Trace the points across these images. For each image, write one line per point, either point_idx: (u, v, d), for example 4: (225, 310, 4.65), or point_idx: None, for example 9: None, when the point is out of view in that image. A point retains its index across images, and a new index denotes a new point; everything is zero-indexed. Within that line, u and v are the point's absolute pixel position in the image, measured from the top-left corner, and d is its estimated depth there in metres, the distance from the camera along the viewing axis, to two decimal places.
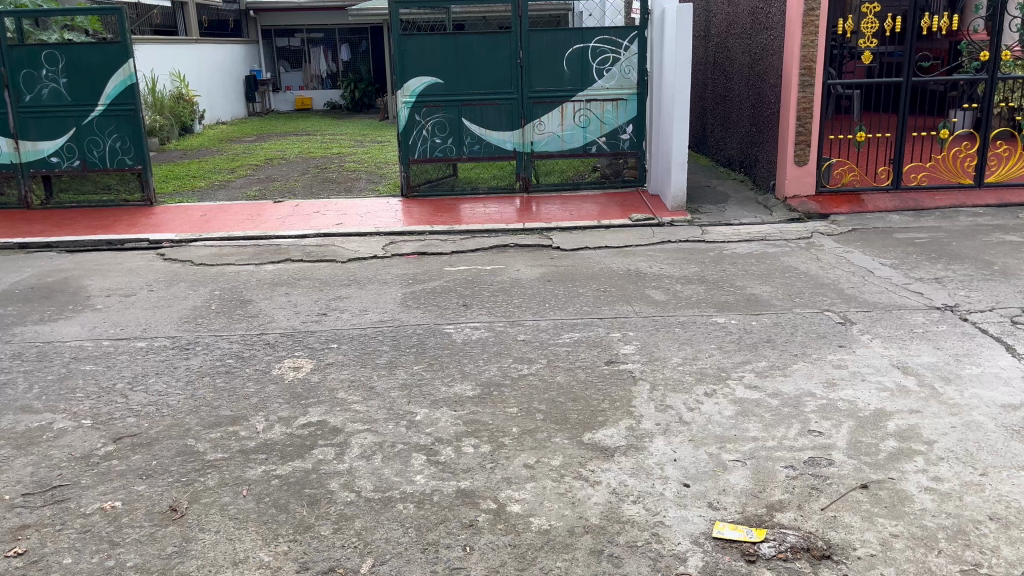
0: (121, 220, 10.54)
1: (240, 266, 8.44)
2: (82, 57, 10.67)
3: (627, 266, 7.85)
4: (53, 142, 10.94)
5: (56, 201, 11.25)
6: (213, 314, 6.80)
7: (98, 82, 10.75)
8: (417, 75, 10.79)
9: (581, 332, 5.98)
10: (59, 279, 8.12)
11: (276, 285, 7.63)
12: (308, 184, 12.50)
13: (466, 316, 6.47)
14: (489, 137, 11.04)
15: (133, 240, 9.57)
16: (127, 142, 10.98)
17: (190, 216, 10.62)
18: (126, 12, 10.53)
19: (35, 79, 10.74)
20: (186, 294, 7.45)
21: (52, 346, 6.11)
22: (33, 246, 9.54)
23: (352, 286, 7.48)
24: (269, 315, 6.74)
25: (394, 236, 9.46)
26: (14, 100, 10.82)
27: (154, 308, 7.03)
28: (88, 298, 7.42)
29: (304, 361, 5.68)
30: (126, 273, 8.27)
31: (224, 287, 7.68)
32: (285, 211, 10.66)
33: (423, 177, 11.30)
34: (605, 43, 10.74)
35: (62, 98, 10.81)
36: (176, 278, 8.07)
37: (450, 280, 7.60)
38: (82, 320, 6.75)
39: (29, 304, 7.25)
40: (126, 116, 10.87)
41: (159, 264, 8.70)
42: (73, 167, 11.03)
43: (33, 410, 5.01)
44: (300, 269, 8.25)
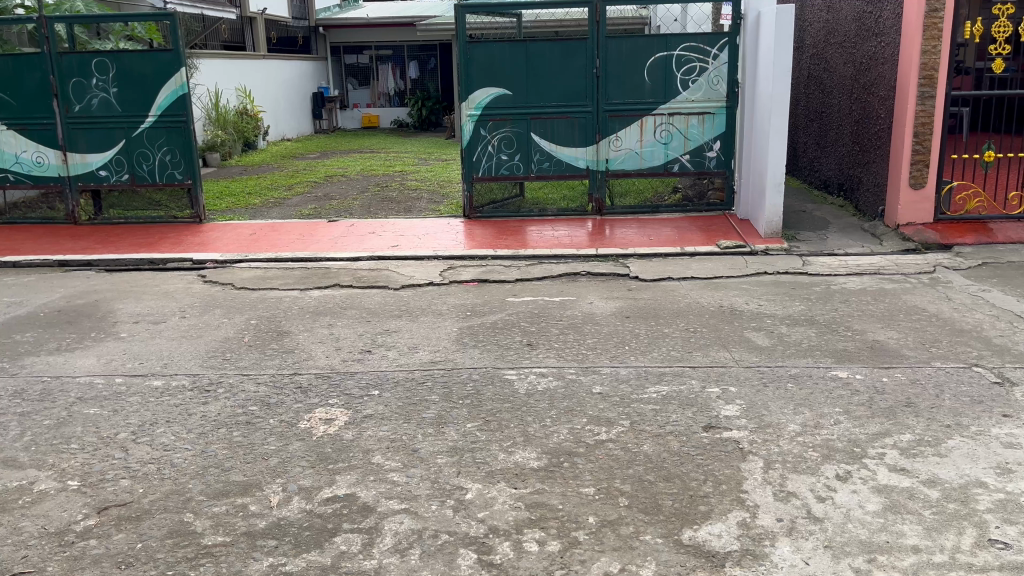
0: (167, 238, 9.95)
1: (283, 291, 7.65)
2: (133, 65, 10.19)
3: (718, 303, 6.76)
4: (102, 155, 10.48)
5: (104, 217, 10.76)
6: (244, 349, 5.98)
7: (150, 92, 10.25)
8: (484, 85, 9.93)
9: (670, 385, 4.93)
10: (89, 302, 7.46)
11: (319, 314, 6.79)
12: (366, 203, 11.76)
13: (532, 358, 5.49)
14: (560, 153, 10.10)
15: (176, 260, 8.93)
16: (177, 155, 10.43)
17: (240, 234, 9.95)
18: (180, 18, 10.03)
19: (85, 89, 10.30)
20: (220, 323, 6.68)
21: (60, 382, 5.36)
22: (73, 263, 8.99)
23: (403, 318, 6.59)
24: (306, 351, 5.88)
25: (453, 261, 8.55)
26: (63, 111, 10.38)
27: (182, 340, 6.25)
28: (114, 325, 6.70)
29: (338, 411, 4.78)
30: (162, 297, 7.57)
31: (263, 315, 6.88)
32: (339, 231, 9.90)
33: (487, 197, 10.37)
34: (691, 51, 9.73)
35: (112, 109, 10.34)
36: (213, 303, 7.31)
37: (514, 313, 6.64)
38: (101, 351, 6.02)
39: (50, 330, 6.58)
40: (177, 128, 10.33)
41: (198, 286, 7.99)
42: (122, 181, 10.54)
43: (16, 464, 4.21)
44: (348, 295, 7.42)
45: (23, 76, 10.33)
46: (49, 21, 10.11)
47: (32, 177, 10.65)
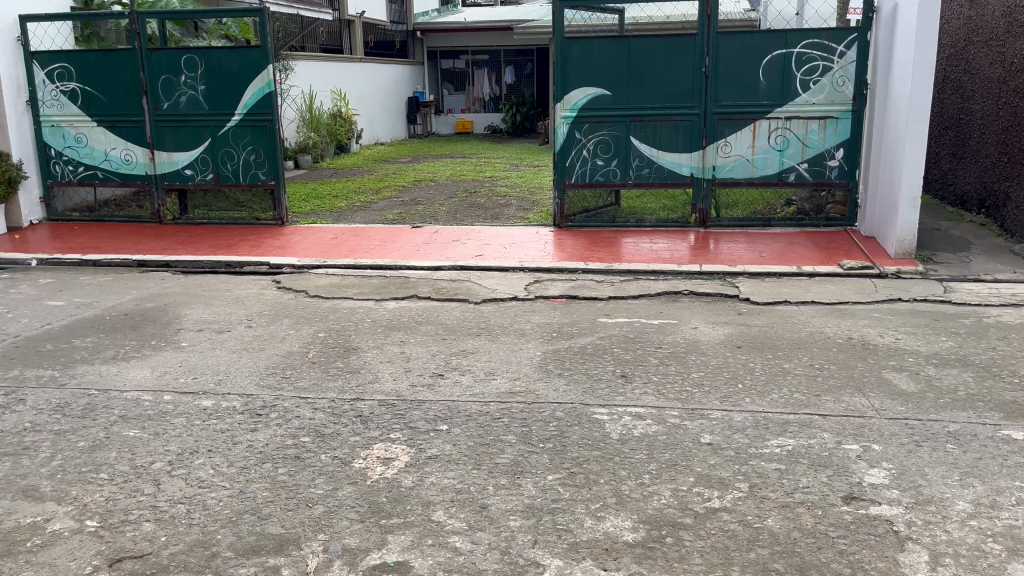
0: (247, 240, 9.61)
1: (357, 301, 7.08)
2: (221, 62, 9.93)
3: (846, 334, 5.80)
4: (188, 153, 10.27)
5: (189, 217, 10.56)
6: (306, 366, 5.39)
7: (237, 90, 9.96)
8: (581, 85, 9.18)
9: (797, 439, 4.06)
10: (157, 306, 7.08)
11: (391, 329, 6.18)
12: (453, 209, 11.19)
13: (626, 395, 4.69)
14: (661, 159, 9.24)
15: (252, 263, 8.53)
16: (261, 155, 10.11)
17: (321, 238, 9.51)
18: (269, 13, 9.72)
19: (174, 86, 10.10)
20: (285, 334, 6.13)
21: (106, 397, 4.88)
22: (151, 264, 8.73)
23: (482, 338, 5.90)
24: (372, 371, 5.25)
25: (541, 274, 7.84)
26: (151, 108, 10.21)
27: (242, 353, 5.72)
28: (177, 332, 6.26)
29: (399, 449, 4.11)
30: (231, 303, 7.12)
31: (333, 327, 6.31)
32: (421, 237, 9.33)
33: (580, 205, 9.59)
34: (814, 48, 8.73)
35: (199, 106, 10.10)
36: (282, 312, 6.80)
37: (606, 337, 5.85)
38: (157, 362, 5.54)
39: (111, 336, 6.18)
40: (262, 127, 10.00)
41: (271, 293, 7.53)
42: (207, 181, 10.31)
43: (36, 495, 3.70)
44: (425, 309, 6.79)
45: (115, 72, 10.20)
46: (141, 17, 9.94)
47: (120, 175, 10.51)
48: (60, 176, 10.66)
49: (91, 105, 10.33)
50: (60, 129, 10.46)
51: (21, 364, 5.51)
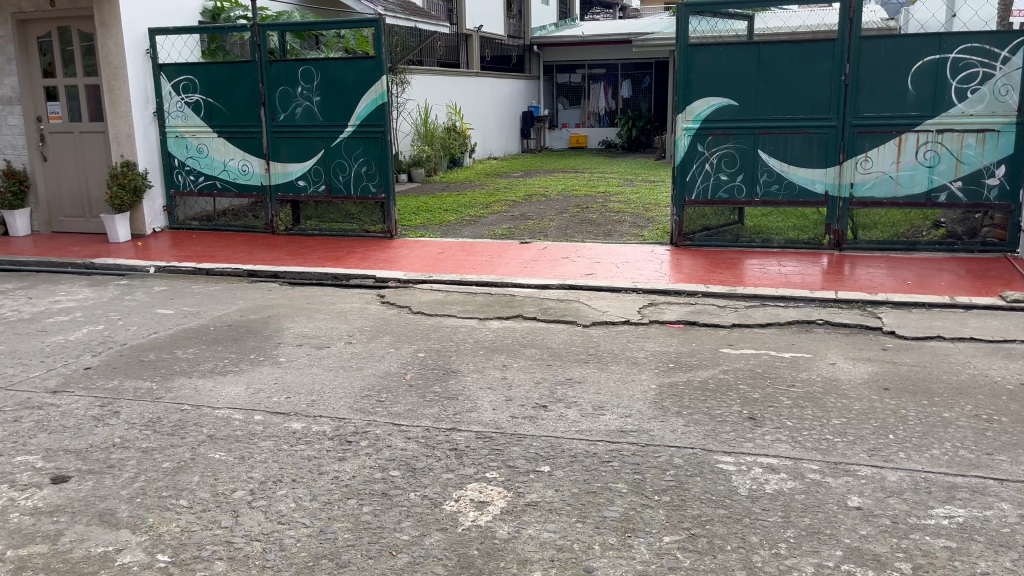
0: (355, 252, 9.49)
1: (460, 320, 6.73)
2: (337, 73, 9.90)
3: (1017, 379, 4.97)
4: (302, 165, 10.29)
5: (301, 228, 10.61)
6: (403, 389, 5.04)
7: (351, 101, 9.90)
8: (705, 94, 8.59)
9: (969, 509, 3.38)
10: (261, 317, 6.97)
11: (493, 352, 5.77)
12: (564, 224, 10.77)
13: (755, 442, 4.10)
14: (792, 175, 8.50)
15: (358, 276, 8.37)
16: (372, 167, 9.99)
17: (428, 252, 9.27)
18: (384, 23, 9.62)
19: (291, 97, 10.16)
20: (384, 353, 5.82)
21: (198, 414, 4.68)
22: (260, 274, 8.72)
23: (590, 366, 5.40)
24: (471, 399, 4.83)
25: (656, 296, 7.28)
26: (269, 119, 10.31)
27: (338, 371, 5.44)
28: (276, 346, 6.07)
29: (494, 492, 3.68)
30: (334, 317, 6.92)
31: (433, 346, 5.97)
32: (530, 254, 8.94)
33: (700, 223, 8.97)
34: (973, 54, 7.85)
35: (314, 118, 10.10)
36: (383, 329, 6.50)
37: (730, 371, 5.24)
38: (252, 377, 5.34)
39: (212, 347, 6.06)
40: (374, 139, 9.89)
41: (374, 307, 7.29)
42: (319, 192, 10.30)
43: (111, 521, 3.48)
44: (531, 330, 6.37)
45: (236, 83, 10.36)
46: (263, 29, 10.06)
47: (237, 185, 10.66)
48: (182, 186, 10.91)
49: (213, 116, 10.54)
50: (183, 140, 10.71)
51: (122, 374, 5.42)
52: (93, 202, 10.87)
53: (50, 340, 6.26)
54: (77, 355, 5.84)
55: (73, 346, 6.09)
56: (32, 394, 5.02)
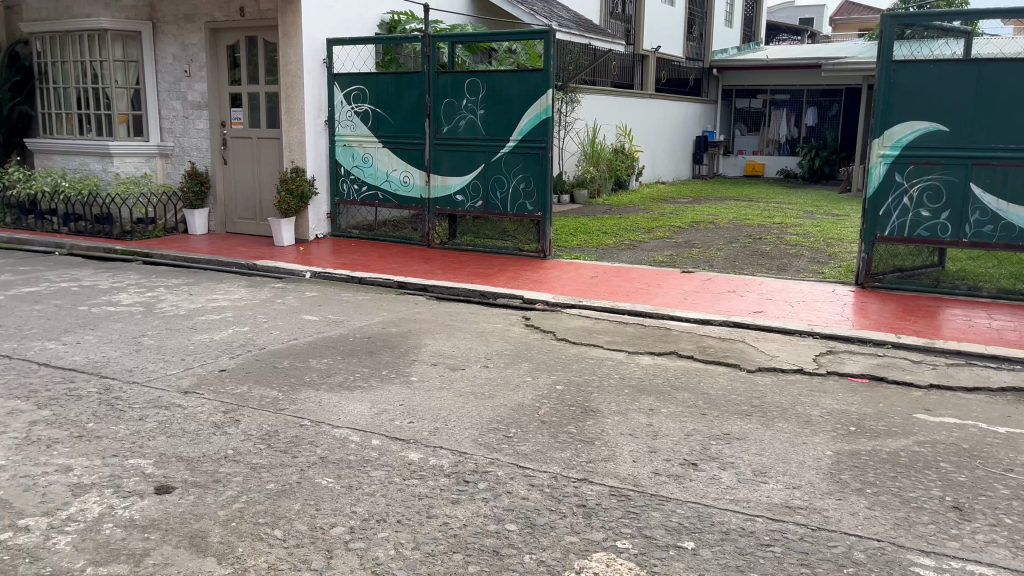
0: (506, 271, 9.12)
1: (607, 351, 6.13)
2: (504, 87, 9.64)
3: None
4: (461, 179, 10.10)
5: (455, 243, 10.42)
6: (534, 426, 4.51)
7: (515, 115, 9.61)
8: (909, 118, 7.53)
9: None
10: (401, 331, 6.70)
11: (639, 392, 5.14)
12: (732, 255, 9.91)
13: (963, 543, 3.23)
14: (1012, 215, 7.27)
15: (506, 295, 7.98)
16: (531, 184, 9.63)
17: (582, 276, 8.74)
18: (555, 35, 9.24)
19: (455, 110, 10.01)
20: (520, 381, 5.33)
21: (315, 431, 4.38)
22: (410, 286, 8.53)
23: (753, 420, 4.64)
24: (610, 446, 4.23)
25: (835, 344, 6.35)
26: (433, 131, 10.21)
27: (469, 398, 4.99)
28: (410, 364, 5.73)
29: (624, 567, 3.07)
30: (475, 337, 6.52)
31: (575, 379, 5.41)
32: (693, 285, 8.19)
33: (891, 262, 7.89)
34: None
35: (477, 131, 9.89)
36: (524, 354, 6.02)
37: (927, 443, 4.31)
38: (379, 396, 5.01)
39: (347, 360, 5.81)
40: (536, 155, 9.53)
41: (518, 330, 6.84)
42: (476, 208, 10.06)
43: (200, 547, 3.18)
44: (686, 371, 5.66)
45: (404, 94, 10.35)
46: (433, 40, 9.97)
47: (397, 197, 10.63)
48: (346, 194, 11.02)
49: (379, 126, 10.58)
50: (350, 149, 10.83)
51: (252, 380, 5.25)
52: (264, 205, 11.23)
53: (195, 338, 6.27)
54: (216, 356, 5.77)
55: (214, 346, 6.04)
56: (164, 393, 4.94)
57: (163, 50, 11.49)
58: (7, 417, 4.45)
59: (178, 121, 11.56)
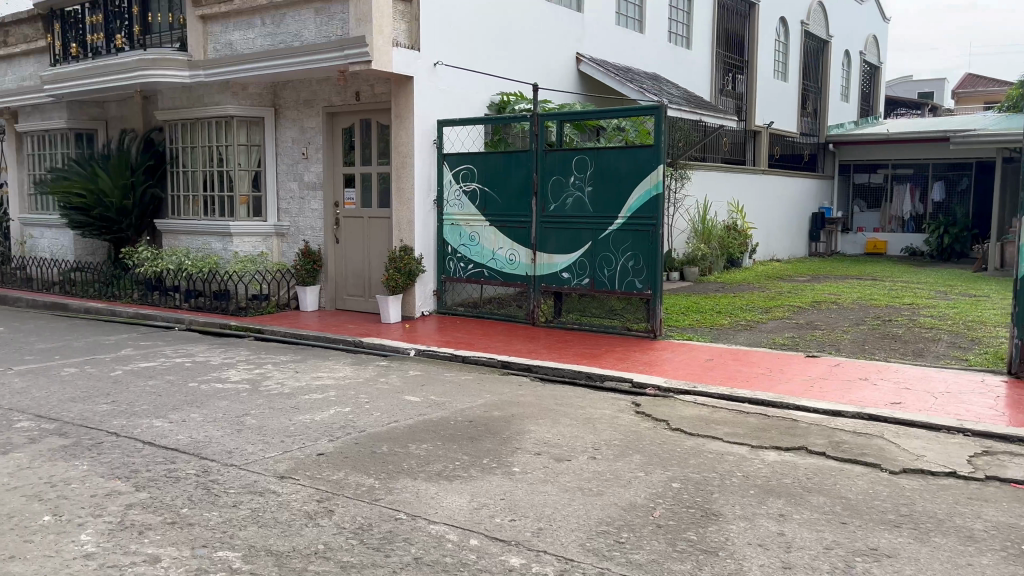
0: (613, 352, 8.72)
1: (727, 444, 5.60)
2: (612, 163, 9.44)
3: None
4: (568, 256, 9.87)
5: (561, 321, 10.13)
6: (648, 530, 4.07)
7: (624, 192, 9.36)
8: None
9: None
10: (504, 415, 6.38)
11: (766, 494, 4.60)
12: (860, 338, 9.18)
13: None
14: None
15: (614, 378, 7.57)
16: (640, 262, 9.29)
17: (695, 359, 8.24)
18: (666, 111, 9.01)
19: (563, 187, 9.87)
20: (631, 477, 4.88)
21: (411, 527, 4.08)
22: (513, 366, 8.25)
23: (903, 534, 4.03)
24: (737, 559, 3.73)
25: (992, 443, 5.60)
26: (539, 209, 10.09)
27: (576, 495, 4.58)
28: (514, 452, 5.39)
29: None
30: (583, 424, 6.12)
31: (692, 475, 4.93)
32: (818, 370, 7.55)
33: None
34: None
35: (585, 209, 9.69)
36: (635, 446, 5.56)
37: None
38: (480, 488, 4.68)
39: (447, 446, 5.52)
40: (645, 232, 9.21)
41: (628, 417, 6.39)
42: (582, 286, 9.78)
43: None
44: (818, 469, 5.08)
45: (512, 173, 10.31)
46: (541, 119, 9.93)
47: (503, 274, 10.48)
48: (452, 272, 10.97)
49: (487, 205, 10.55)
50: (457, 227, 10.82)
51: (350, 466, 5.02)
52: (373, 283, 11.32)
53: (297, 418, 6.15)
54: (315, 439, 5.60)
55: (314, 428, 5.88)
56: (260, 477, 4.77)
57: (283, 134, 11.95)
58: (104, 499, 4.37)
59: (294, 202, 11.94)
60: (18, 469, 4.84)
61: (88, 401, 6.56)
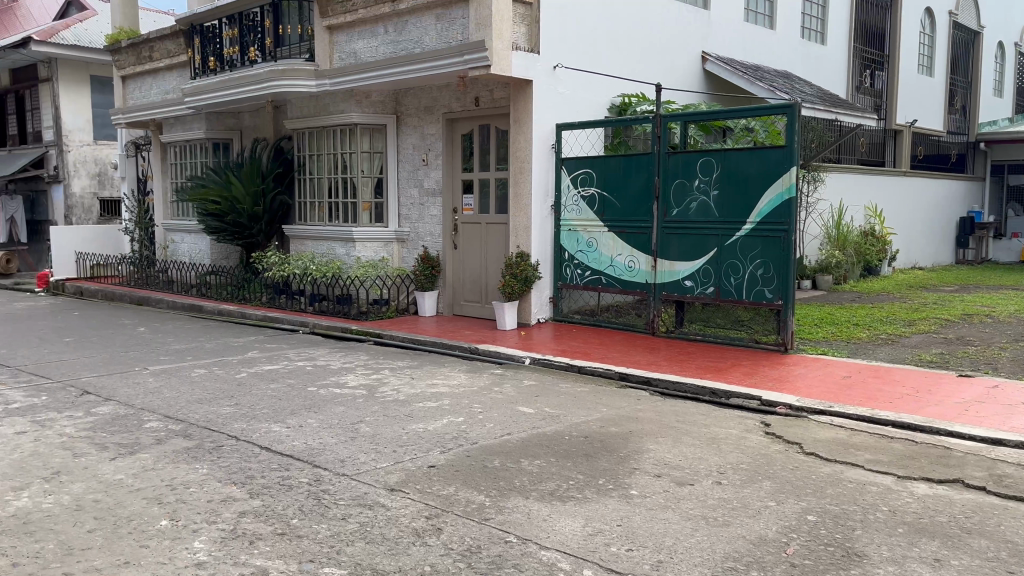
0: (739, 366, 8.22)
1: (869, 473, 5.08)
2: (741, 165, 8.94)
3: None
4: (691, 264, 9.42)
5: (683, 332, 9.69)
6: (781, 570, 3.68)
7: (753, 196, 8.85)
8: None
9: None
10: (622, 432, 6.07)
11: (917, 534, 4.09)
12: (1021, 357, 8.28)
13: None
14: None
15: (740, 395, 7.11)
16: (770, 270, 8.74)
17: (831, 375, 7.64)
18: (800, 108, 8.45)
19: (686, 192, 9.44)
20: (761, 507, 4.47)
21: (521, 552, 3.86)
22: (632, 378, 7.90)
23: None
24: None
25: None
26: (661, 214, 9.69)
27: (699, 524, 4.22)
28: (632, 473, 5.08)
29: None
30: (707, 445, 5.72)
31: (829, 508, 4.47)
32: (973, 392, 6.82)
33: None
34: None
35: (710, 214, 9.23)
36: (765, 471, 5.14)
37: None
38: (595, 511, 4.40)
39: (562, 463, 5.28)
40: (775, 239, 8.67)
41: (756, 438, 5.95)
42: (706, 295, 9.30)
43: None
44: (978, 507, 4.50)
45: (632, 177, 9.97)
46: (664, 120, 9.55)
47: (622, 282, 10.14)
48: (569, 279, 10.71)
49: (606, 210, 10.24)
50: (574, 233, 10.57)
51: (461, 481, 4.86)
52: (490, 289, 11.23)
53: (410, 427, 6.07)
54: (427, 450, 5.48)
55: (427, 438, 5.77)
56: (370, 489, 4.68)
57: (405, 141, 12.08)
58: (219, 505, 4.39)
59: (414, 208, 12.05)
60: (142, 470, 4.96)
61: (213, 403, 6.73)
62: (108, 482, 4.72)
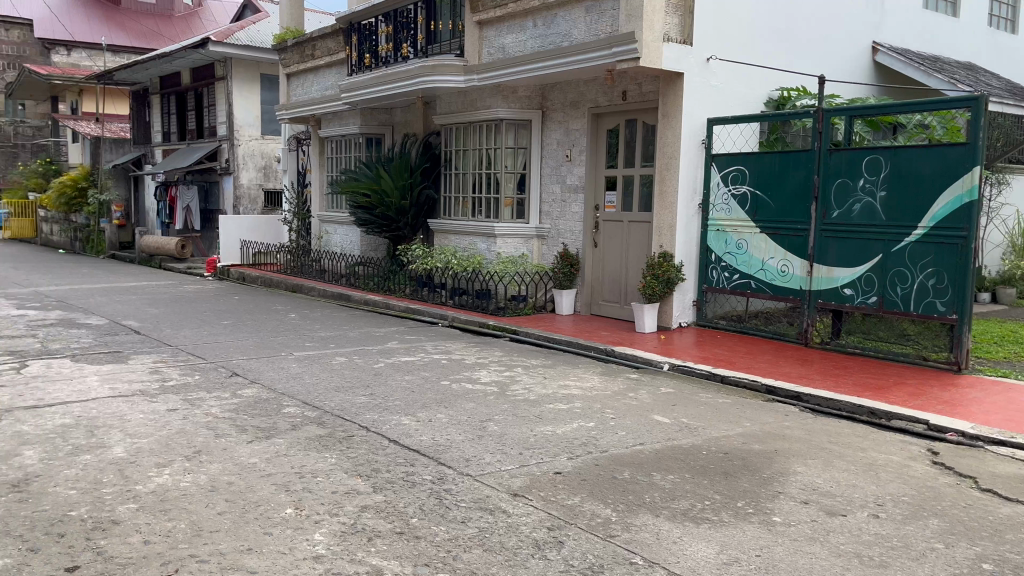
0: (904, 385, 7.46)
1: None
2: (913, 164, 8.13)
3: None
4: (852, 270, 8.69)
5: (839, 344, 8.95)
6: None
7: (926, 198, 8.02)
8: None
9: None
10: (766, 450, 5.61)
11: None
12: None
13: None
14: None
15: (904, 418, 6.43)
16: (944, 281, 7.90)
17: (1013, 402, 6.77)
18: (987, 101, 7.54)
19: (850, 192, 8.72)
20: (926, 549, 3.94)
21: None
22: (780, 392, 7.34)
23: None
24: None
25: None
26: (820, 215, 9.00)
27: (851, 563, 3.76)
28: (775, 497, 4.65)
29: None
30: (862, 471, 5.17)
31: (1010, 557, 3.87)
32: None
33: None
34: None
35: (876, 217, 8.47)
36: (930, 506, 4.56)
37: None
38: (730, 537, 4.03)
39: (698, 480, 4.91)
40: (952, 246, 7.82)
41: (921, 468, 5.32)
42: (868, 305, 8.55)
43: None
44: None
45: (788, 176, 9.33)
46: (827, 114, 8.85)
47: (773, 287, 9.51)
48: (715, 282, 10.18)
49: (758, 210, 9.65)
50: (723, 234, 10.02)
51: (587, 491, 4.61)
52: (631, 289, 10.87)
53: (540, 429, 5.88)
54: (555, 454, 5.27)
55: (555, 442, 5.56)
56: (493, 493, 4.52)
57: (549, 136, 11.93)
58: (343, 497, 4.37)
59: (556, 205, 11.87)
60: (276, 455, 5.05)
61: (350, 392, 6.83)
62: (242, 465, 4.83)
